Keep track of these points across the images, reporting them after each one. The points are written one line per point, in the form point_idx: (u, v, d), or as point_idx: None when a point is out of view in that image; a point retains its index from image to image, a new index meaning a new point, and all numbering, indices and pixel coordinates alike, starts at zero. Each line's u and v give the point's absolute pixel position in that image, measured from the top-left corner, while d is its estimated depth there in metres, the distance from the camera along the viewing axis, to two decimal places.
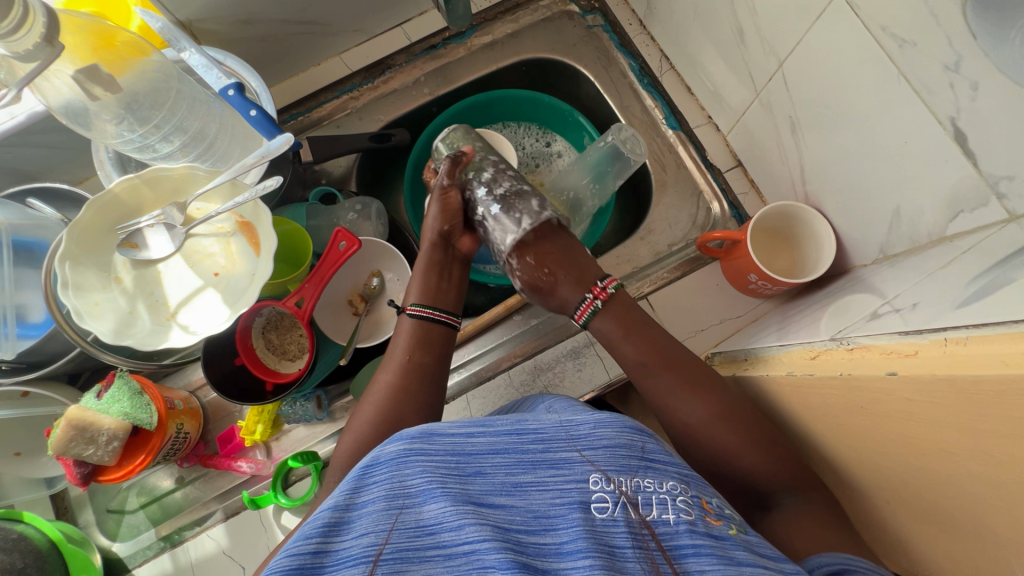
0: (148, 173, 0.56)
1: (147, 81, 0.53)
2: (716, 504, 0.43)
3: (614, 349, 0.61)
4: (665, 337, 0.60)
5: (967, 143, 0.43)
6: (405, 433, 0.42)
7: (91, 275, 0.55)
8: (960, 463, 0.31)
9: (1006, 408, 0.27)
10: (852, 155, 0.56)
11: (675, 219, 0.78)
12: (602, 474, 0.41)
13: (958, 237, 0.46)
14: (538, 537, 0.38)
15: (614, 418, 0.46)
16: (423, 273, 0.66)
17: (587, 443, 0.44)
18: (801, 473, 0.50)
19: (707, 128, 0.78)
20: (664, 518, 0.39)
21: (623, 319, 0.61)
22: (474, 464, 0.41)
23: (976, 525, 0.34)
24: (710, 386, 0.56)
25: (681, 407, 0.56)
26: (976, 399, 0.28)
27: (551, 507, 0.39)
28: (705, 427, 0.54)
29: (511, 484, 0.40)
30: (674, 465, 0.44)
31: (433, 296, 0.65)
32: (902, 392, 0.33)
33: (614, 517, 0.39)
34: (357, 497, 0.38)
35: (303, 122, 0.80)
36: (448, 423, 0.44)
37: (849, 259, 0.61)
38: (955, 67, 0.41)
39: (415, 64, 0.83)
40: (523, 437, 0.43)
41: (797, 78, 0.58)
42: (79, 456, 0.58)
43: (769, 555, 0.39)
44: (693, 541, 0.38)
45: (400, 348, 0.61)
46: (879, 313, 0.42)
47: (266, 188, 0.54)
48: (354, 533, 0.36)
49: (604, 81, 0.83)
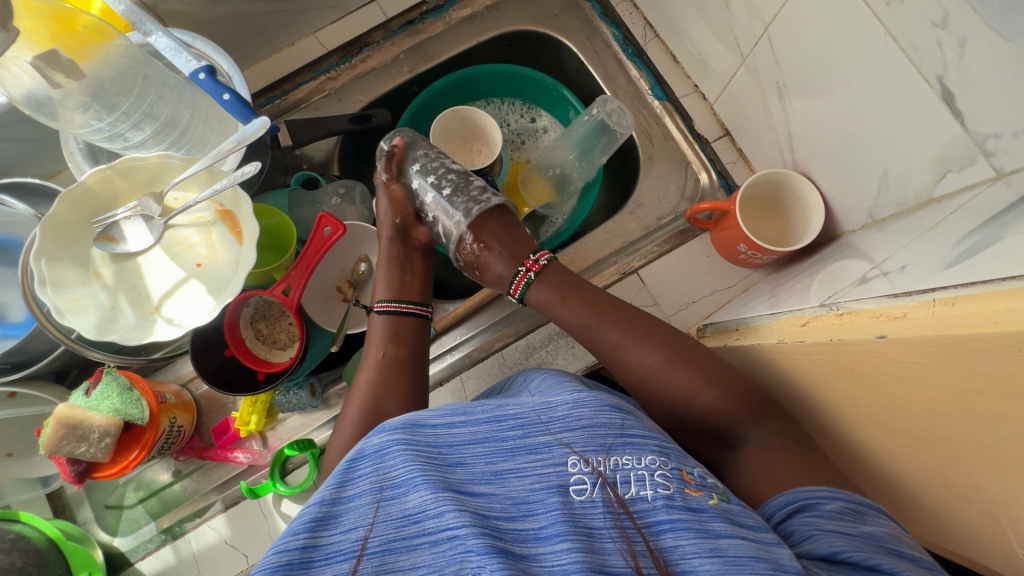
0: (120, 163, 0.54)
1: (113, 67, 0.51)
2: (698, 474, 0.42)
3: (555, 315, 0.61)
4: (613, 300, 0.60)
5: (955, 102, 0.42)
6: (389, 425, 0.42)
7: (70, 271, 0.54)
8: (949, 421, 0.32)
9: (995, 365, 0.27)
10: (838, 118, 0.55)
11: (664, 191, 0.77)
12: (580, 455, 0.42)
13: (946, 198, 0.46)
14: (517, 523, 0.38)
15: (593, 397, 0.46)
16: (388, 269, 0.66)
17: (564, 426, 0.43)
18: (764, 408, 0.50)
19: (694, 98, 0.77)
20: (642, 495, 0.39)
21: (557, 284, 0.61)
22: (455, 454, 0.41)
23: (970, 482, 0.34)
24: (662, 332, 0.57)
25: (637, 355, 0.56)
26: (965, 358, 0.28)
27: (530, 492, 0.40)
28: (661, 374, 0.54)
29: (491, 472, 0.41)
30: (653, 438, 0.43)
31: (399, 291, 0.64)
32: (891, 354, 0.33)
33: (592, 498, 0.39)
34: (344, 491, 0.39)
35: (280, 106, 0.79)
36: (431, 413, 0.44)
37: (838, 225, 0.61)
38: (942, 24, 0.40)
39: (393, 41, 0.81)
40: (503, 425, 0.43)
41: (783, 42, 0.57)
42: (71, 453, 0.58)
43: (749, 525, 0.38)
44: (670, 516, 0.38)
45: (375, 345, 0.60)
46: (868, 277, 0.42)
47: (245, 173, 0.53)
48: (342, 527, 0.37)
49: (587, 52, 0.81)
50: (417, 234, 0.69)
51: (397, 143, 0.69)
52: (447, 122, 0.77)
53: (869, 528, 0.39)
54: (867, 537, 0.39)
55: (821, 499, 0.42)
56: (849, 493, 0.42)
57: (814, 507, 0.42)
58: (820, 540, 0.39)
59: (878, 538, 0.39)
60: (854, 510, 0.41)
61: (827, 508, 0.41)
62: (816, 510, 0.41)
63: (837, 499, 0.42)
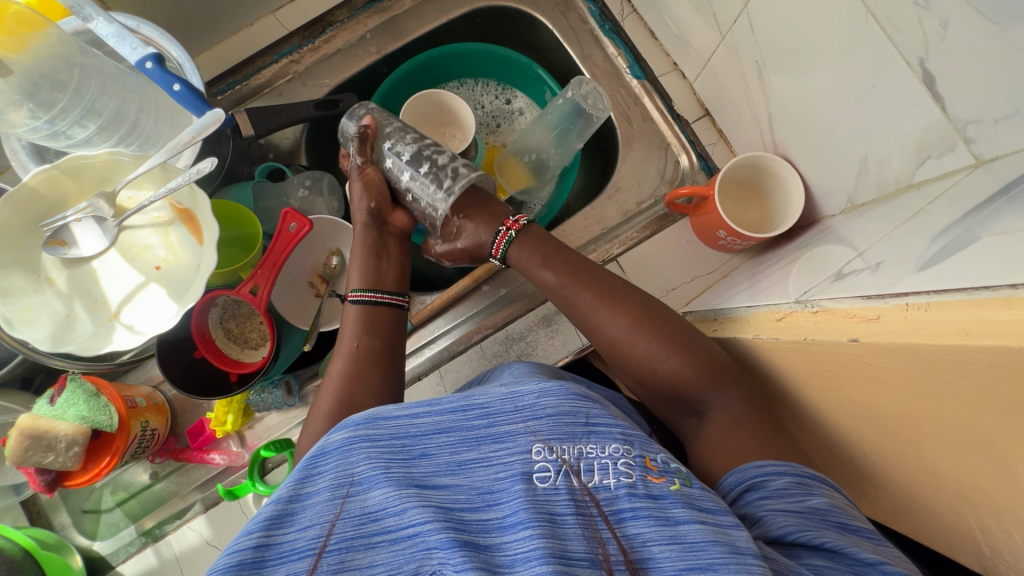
0: (66, 161, 0.51)
1: (46, 58, 0.48)
2: (661, 459, 0.41)
3: (535, 276, 0.60)
4: (589, 262, 0.60)
5: (936, 86, 0.41)
6: (351, 420, 0.41)
7: (19, 279, 0.51)
8: (921, 423, 0.31)
9: (965, 376, 0.26)
10: (819, 100, 0.53)
11: (643, 175, 0.75)
12: (544, 443, 0.41)
13: (925, 185, 0.45)
14: (481, 514, 0.38)
15: (559, 386, 0.44)
16: (365, 255, 0.63)
17: (531, 414, 0.42)
18: (721, 371, 0.51)
19: (673, 76, 0.74)
20: (605, 483, 0.39)
21: (538, 246, 0.60)
22: (419, 444, 0.41)
23: (940, 479, 0.34)
24: (634, 299, 0.56)
25: (607, 320, 0.55)
26: (936, 368, 0.28)
27: (494, 482, 0.39)
28: (628, 337, 0.54)
29: (455, 462, 0.40)
30: (618, 426, 0.43)
31: (374, 279, 0.62)
32: (864, 358, 0.32)
33: (556, 486, 0.39)
34: (304, 487, 0.39)
35: (240, 92, 0.74)
36: (394, 405, 0.43)
37: (818, 209, 0.60)
38: (924, 4, 0.38)
39: (358, 20, 0.77)
40: (468, 414, 0.42)
41: (763, 19, 0.55)
42: (39, 463, 0.56)
43: (708, 508, 0.38)
44: (632, 504, 0.38)
45: (347, 334, 0.58)
46: (845, 270, 0.41)
47: (200, 171, 0.50)
48: (299, 525, 0.37)
49: (563, 28, 0.78)
50: (393, 219, 0.66)
51: (367, 122, 0.64)
52: (422, 103, 0.73)
53: (815, 501, 0.40)
54: (814, 512, 0.39)
55: (769, 475, 0.42)
56: (796, 466, 0.43)
57: (763, 486, 0.42)
58: (768, 520, 0.40)
59: (823, 511, 0.39)
60: (800, 484, 0.41)
61: (775, 485, 0.41)
62: (765, 489, 0.41)
63: (784, 474, 0.42)
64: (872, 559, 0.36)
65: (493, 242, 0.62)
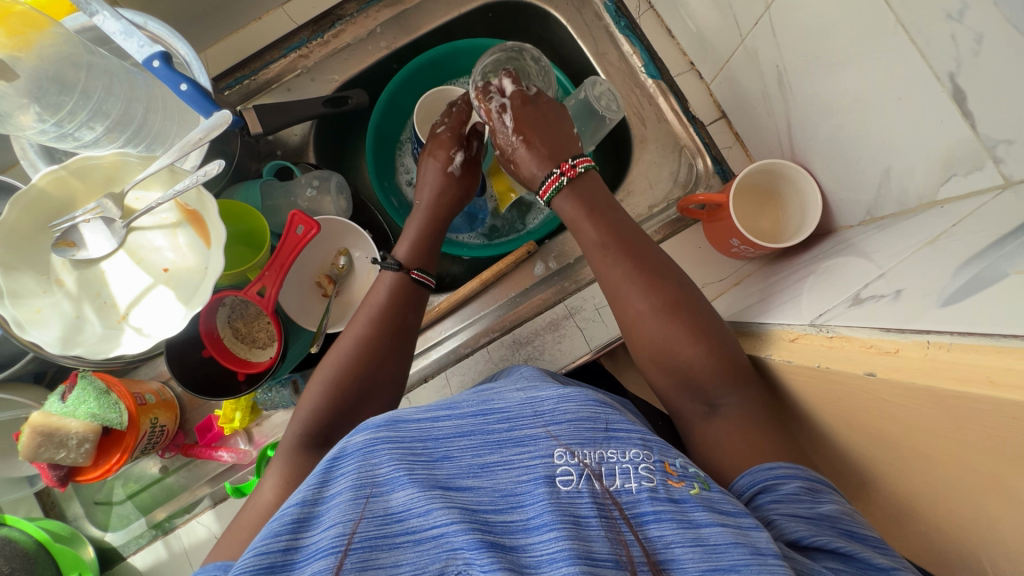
0: (74, 162, 0.51)
1: (51, 58, 0.47)
2: (680, 464, 0.41)
3: (576, 227, 0.58)
4: (625, 220, 0.59)
5: (966, 102, 0.39)
6: (371, 422, 0.40)
7: (29, 280, 0.52)
8: (943, 459, 0.31)
9: (993, 424, 0.25)
10: (840, 108, 0.51)
11: (655, 177, 0.74)
12: (566, 447, 0.41)
13: (950, 203, 0.43)
14: (506, 516, 0.37)
15: (577, 393, 0.45)
16: (422, 232, 0.64)
17: (551, 419, 0.43)
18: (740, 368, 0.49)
19: (690, 76, 0.72)
20: (627, 487, 0.39)
21: (587, 198, 0.59)
22: (440, 448, 0.40)
23: (954, 514, 0.33)
24: (663, 276, 0.55)
25: (631, 296, 0.54)
26: (961, 412, 0.27)
27: (518, 485, 0.39)
28: (649, 317, 0.53)
29: (478, 465, 0.39)
30: (637, 431, 0.43)
31: (422, 254, 0.63)
32: (884, 392, 0.31)
33: (578, 488, 0.38)
34: (325, 490, 0.37)
35: (248, 87, 0.73)
36: (414, 409, 0.42)
37: (835, 219, 0.59)
38: (958, 16, 0.37)
39: (367, 14, 0.75)
40: (488, 419, 0.42)
41: (786, 22, 0.53)
42: (52, 459, 0.57)
43: (729, 511, 0.38)
44: (654, 507, 0.37)
45: (378, 301, 0.59)
46: (860, 295, 0.40)
47: (206, 174, 0.50)
48: (322, 525, 0.35)
49: (577, 25, 0.76)
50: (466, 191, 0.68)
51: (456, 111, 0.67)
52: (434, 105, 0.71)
53: (825, 508, 0.39)
54: (824, 518, 0.38)
55: (779, 478, 0.41)
56: (804, 469, 0.42)
57: (773, 489, 0.41)
58: (779, 524, 0.38)
59: (833, 518, 0.38)
60: (810, 489, 0.40)
61: (786, 490, 0.40)
62: (776, 493, 0.40)
63: (794, 477, 0.41)
64: (885, 566, 0.35)
65: (542, 184, 0.60)
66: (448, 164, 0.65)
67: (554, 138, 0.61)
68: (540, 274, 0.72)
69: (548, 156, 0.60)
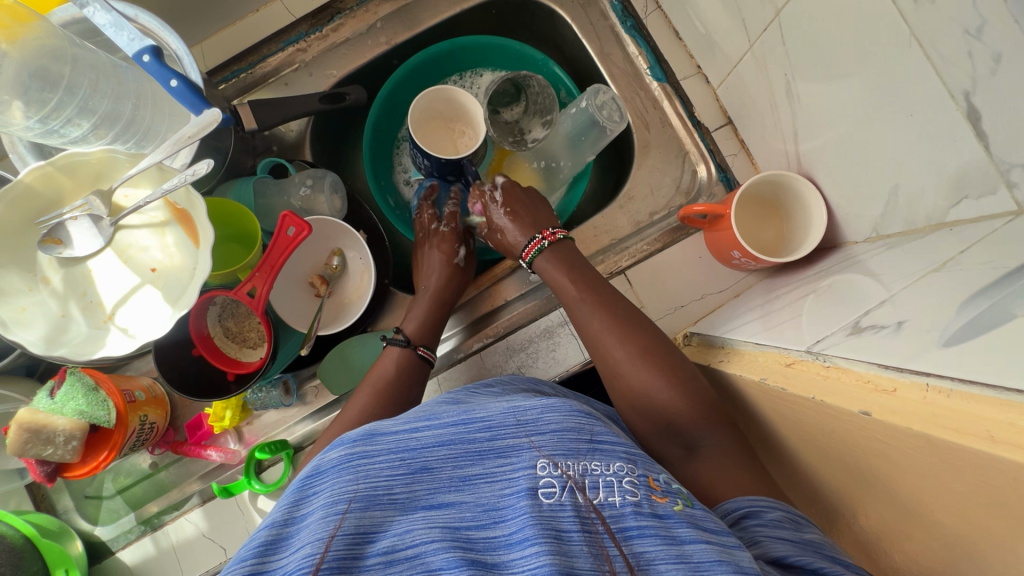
0: (61, 158, 0.50)
1: (32, 52, 0.47)
2: (663, 480, 0.39)
3: (555, 285, 0.61)
4: (597, 274, 0.61)
5: (980, 122, 0.37)
6: (347, 437, 0.38)
7: (14, 278, 0.51)
8: (949, 499, 0.29)
9: (1012, 474, 0.24)
10: (851, 121, 0.49)
11: (658, 184, 0.72)
12: (548, 458, 0.38)
13: (958, 226, 0.41)
14: (488, 531, 0.35)
15: (563, 403, 0.43)
16: (427, 309, 0.66)
17: (535, 430, 0.40)
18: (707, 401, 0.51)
19: (696, 81, 0.70)
20: (610, 501, 0.37)
21: (565, 258, 0.62)
22: (420, 459, 0.38)
23: (951, 558, 0.32)
24: (637, 325, 0.56)
25: (608, 345, 0.56)
26: (977, 459, 0.25)
27: (499, 499, 0.36)
28: (625, 364, 0.54)
29: (458, 479, 0.37)
30: (621, 445, 0.41)
31: (429, 329, 0.65)
32: (890, 429, 0.30)
33: (561, 502, 0.36)
34: (299, 509, 0.35)
35: (245, 80, 0.72)
36: (392, 421, 0.40)
37: (841, 234, 0.56)
38: (976, 33, 0.35)
39: (368, 8, 0.73)
40: (469, 427, 0.40)
41: (797, 30, 0.51)
42: (38, 455, 0.57)
43: (713, 529, 0.36)
44: (638, 522, 0.35)
45: (385, 373, 0.60)
46: (860, 323, 0.38)
47: (195, 174, 0.48)
48: (293, 547, 0.33)
49: (582, 24, 0.74)
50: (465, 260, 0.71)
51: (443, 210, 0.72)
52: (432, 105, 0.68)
53: (807, 535, 0.38)
54: (807, 544, 0.37)
55: (762, 507, 0.40)
56: (785, 503, 0.41)
57: (757, 515, 0.40)
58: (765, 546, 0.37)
59: (816, 544, 0.37)
60: (793, 519, 0.39)
61: (769, 517, 0.39)
62: (760, 518, 0.39)
63: (777, 508, 0.40)
64: None
65: (525, 247, 0.64)
66: (453, 256, 0.69)
67: (537, 212, 0.67)
68: (536, 279, 0.71)
69: (531, 224, 0.65)
